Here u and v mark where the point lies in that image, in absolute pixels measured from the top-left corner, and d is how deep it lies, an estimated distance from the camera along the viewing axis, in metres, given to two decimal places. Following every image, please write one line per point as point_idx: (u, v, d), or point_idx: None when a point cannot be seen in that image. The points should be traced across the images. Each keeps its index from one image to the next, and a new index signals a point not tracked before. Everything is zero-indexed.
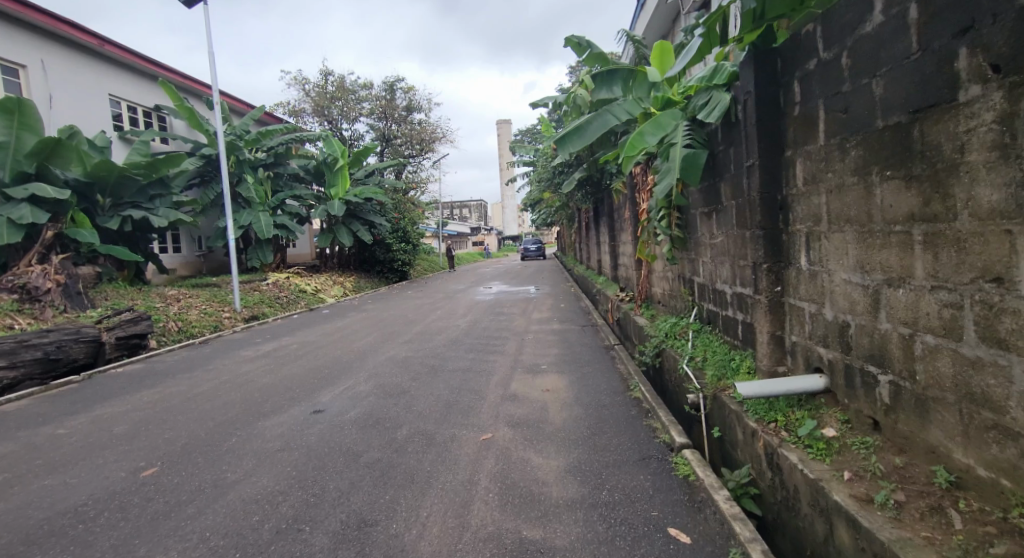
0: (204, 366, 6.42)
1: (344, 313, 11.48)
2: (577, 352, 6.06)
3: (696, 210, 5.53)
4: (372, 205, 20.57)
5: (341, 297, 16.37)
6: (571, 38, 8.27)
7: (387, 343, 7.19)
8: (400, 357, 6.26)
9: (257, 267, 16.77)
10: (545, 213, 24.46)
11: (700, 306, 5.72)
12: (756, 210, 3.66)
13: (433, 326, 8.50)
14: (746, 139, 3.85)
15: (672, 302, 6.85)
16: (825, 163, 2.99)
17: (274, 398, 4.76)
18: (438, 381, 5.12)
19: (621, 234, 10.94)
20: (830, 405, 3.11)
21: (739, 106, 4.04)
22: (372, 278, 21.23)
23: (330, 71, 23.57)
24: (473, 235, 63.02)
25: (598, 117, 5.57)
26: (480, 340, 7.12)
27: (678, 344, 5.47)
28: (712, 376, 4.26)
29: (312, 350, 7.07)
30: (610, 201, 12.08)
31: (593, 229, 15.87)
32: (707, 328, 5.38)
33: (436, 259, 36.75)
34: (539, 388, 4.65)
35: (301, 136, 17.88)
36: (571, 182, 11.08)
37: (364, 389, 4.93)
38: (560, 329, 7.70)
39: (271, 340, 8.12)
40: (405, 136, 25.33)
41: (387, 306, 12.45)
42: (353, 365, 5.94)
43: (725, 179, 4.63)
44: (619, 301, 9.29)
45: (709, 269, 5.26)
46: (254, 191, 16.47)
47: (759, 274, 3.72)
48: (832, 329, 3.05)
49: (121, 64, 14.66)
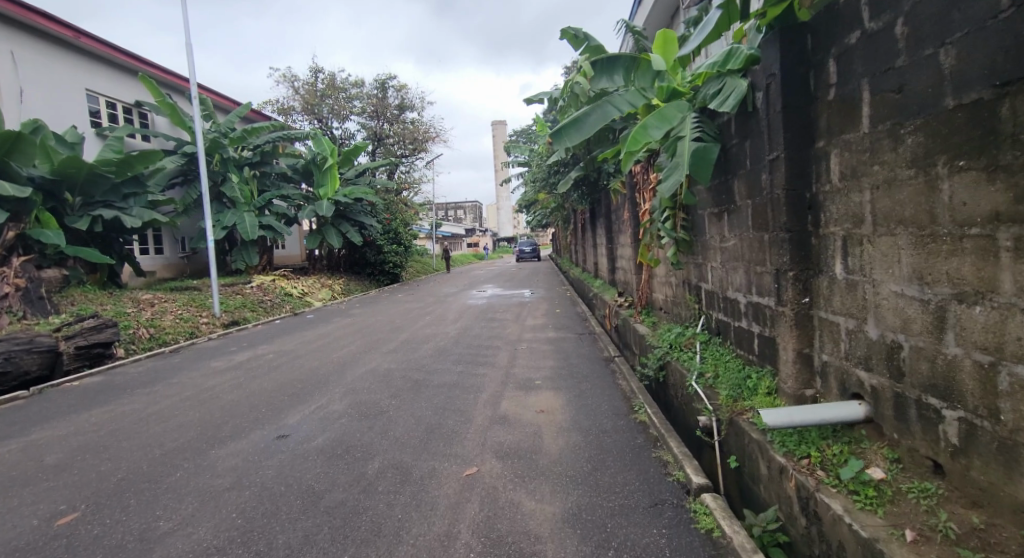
0: (167, 379, 5.88)
1: (329, 318, 10.95)
2: (574, 365, 5.57)
3: (704, 211, 5.08)
4: (363, 205, 20.06)
5: (329, 300, 15.84)
6: (568, 29, 7.81)
7: (369, 354, 6.68)
8: (382, 370, 5.75)
9: (242, 269, 16.20)
10: (539, 214, 24.06)
11: (707, 315, 5.27)
12: (780, 210, 3.21)
13: (421, 334, 7.99)
14: (768, 130, 3.39)
15: (676, 310, 6.40)
16: (870, 155, 2.53)
17: (235, 419, 4.25)
18: (420, 399, 4.62)
19: (619, 236, 10.49)
20: (873, 438, 2.65)
21: (760, 93, 3.58)
22: (362, 281, 20.68)
23: (320, 68, 23.08)
24: (467, 237, 62.53)
25: (597, 109, 5.10)
26: (470, 350, 6.61)
27: (685, 358, 5.01)
28: (727, 397, 3.79)
29: (288, 360, 6.55)
30: (608, 202, 11.63)
31: (589, 231, 15.43)
32: (716, 340, 4.93)
33: (429, 260, 36.23)
34: (532, 409, 4.17)
35: (289, 134, 17.35)
36: (567, 182, 10.65)
37: (337, 408, 4.42)
38: (555, 338, 7.21)
39: (246, 349, 7.58)
40: (397, 136, 24.85)
41: (375, 311, 11.93)
42: (330, 379, 5.43)
43: (739, 176, 4.17)
44: (618, 307, 8.84)
45: (720, 275, 4.80)
46: (239, 191, 15.93)
47: (783, 283, 3.26)
48: (877, 350, 2.59)
49: (98, 57, 14.11)
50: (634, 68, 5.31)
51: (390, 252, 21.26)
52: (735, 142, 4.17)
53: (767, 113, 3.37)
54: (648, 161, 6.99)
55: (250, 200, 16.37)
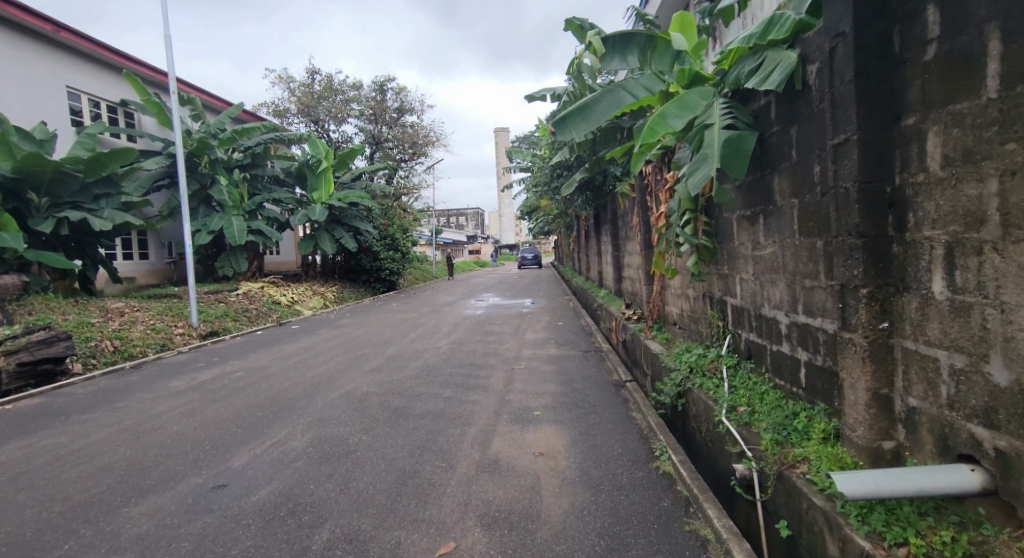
0: (114, 402, 5.15)
1: (315, 329, 10.22)
2: (579, 391, 4.82)
3: (732, 213, 4.36)
4: (358, 210, 19.40)
5: (321, 309, 15.14)
6: (573, 20, 7.15)
7: (349, 373, 5.94)
8: (358, 394, 5.01)
9: (230, 275, 15.50)
10: (541, 221, 23.42)
11: (734, 335, 4.55)
12: (851, 208, 2.48)
13: (409, 350, 7.25)
14: (829, 108, 2.68)
15: (694, 327, 5.67)
16: (1002, 127, 1.81)
17: (170, 460, 3.51)
18: (396, 434, 3.88)
19: (626, 244, 9.78)
20: (999, 522, 1.90)
21: (816, 66, 2.88)
22: (358, 289, 19.99)
23: (318, 70, 22.55)
24: (468, 244, 61.91)
25: (608, 94, 4.39)
26: (461, 370, 5.87)
27: (710, 386, 4.27)
28: (770, 442, 3.06)
29: (257, 380, 5.81)
30: (615, 208, 10.93)
31: (593, 237, 14.78)
32: (747, 365, 4.19)
33: (429, 267, 35.56)
34: (530, 451, 3.43)
35: (281, 136, 16.73)
36: (571, 185, 9.97)
37: (296, 446, 3.69)
38: (557, 357, 6.46)
39: (214, 366, 6.84)
40: (396, 139, 24.29)
41: (365, 321, 11.20)
42: (297, 405, 4.71)
43: (782, 170, 3.46)
44: (626, 321, 8.11)
45: (753, 289, 4.07)
46: (228, 195, 15.30)
47: (852, 303, 2.53)
48: (1008, 400, 1.85)
49: (81, 54, 13.57)
50: (651, 49, 4.62)
51: (386, 258, 20.56)
52: (777, 129, 3.47)
53: (829, 86, 2.66)
54: (663, 160, 6.30)
55: (240, 204, 15.74)
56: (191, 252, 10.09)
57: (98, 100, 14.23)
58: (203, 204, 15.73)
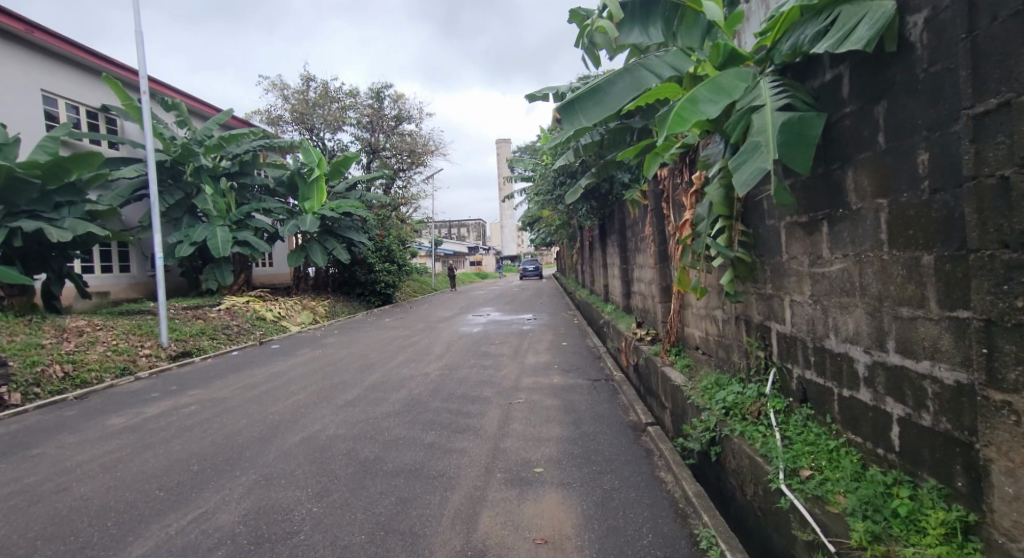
0: (32, 446, 4.30)
1: (296, 350, 9.38)
2: (590, 437, 3.94)
3: (781, 220, 3.55)
4: (353, 220, 18.64)
5: (310, 325, 14.32)
6: (577, 11, 6.38)
7: (318, 408, 5.08)
8: (321, 440, 4.14)
9: (215, 289, 14.69)
10: (543, 232, 22.65)
11: (781, 369, 3.70)
12: (1013, 207, 1.64)
13: (394, 377, 6.40)
14: (962, 63, 1.85)
15: (723, 354, 4.84)
16: None
17: (55, 543, 2.66)
18: (358, 504, 3.00)
19: (637, 256, 8.97)
20: None
21: (936, 12, 2.07)
22: (352, 302, 19.16)
23: (313, 77, 21.95)
24: (469, 255, 61.14)
25: (625, 74, 3.60)
26: (450, 405, 5.01)
27: (757, 436, 3.40)
28: (863, 533, 2.18)
29: (210, 417, 4.96)
30: (623, 217, 10.14)
31: (599, 248, 13.96)
32: (803, 410, 3.33)
33: (428, 280, 34.80)
34: (529, 537, 2.57)
35: (272, 143, 16.04)
36: (576, 192, 9.18)
37: (225, 521, 2.83)
38: (562, 387, 5.59)
39: (170, 396, 5.99)
40: (393, 148, 23.62)
41: (352, 340, 10.34)
42: (245, 455, 3.85)
43: (860, 163, 2.63)
44: (639, 343, 7.29)
45: (811, 315, 3.23)
46: (214, 204, 14.56)
47: (1010, 349, 1.68)
48: None
49: (57, 56, 12.92)
50: (678, 19, 3.82)
51: (382, 271, 19.77)
52: (853, 109, 2.64)
53: (960, 33, 1.84)
54: (684, 161, 5.51)
55: (226, 214, 15.00)
56: (162, 265, 9.29)
57: (75, 104, 13.57)
58: (187, 214, 14.98)
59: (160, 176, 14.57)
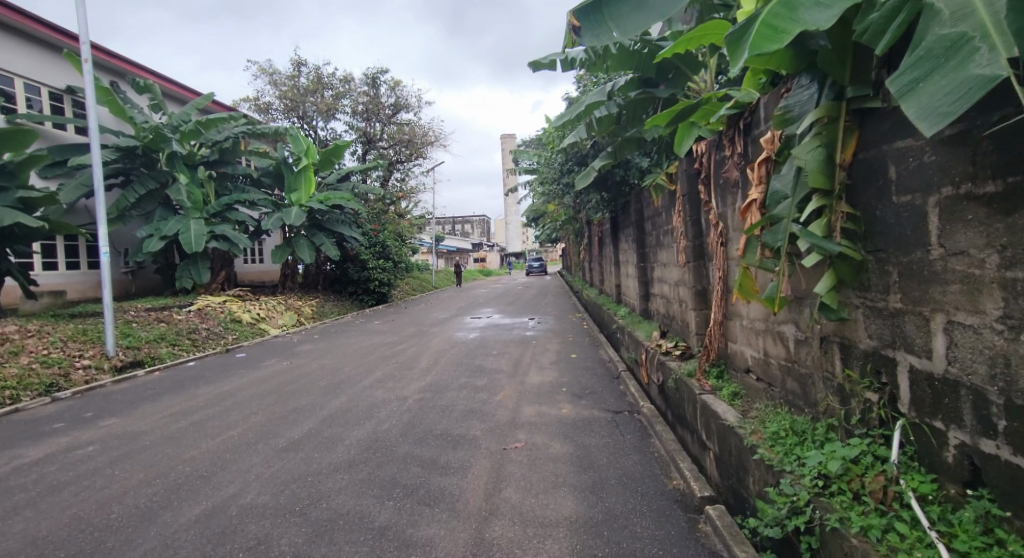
0: None
1: (263, 360, 8.12)
2: (619, 525, 2.64)
3: (928, 194, 2.23)
4: (344, 214, 17.42)
5: (293, 327, 13.11)
6: None
7: (247, 455, 3.79)
8: (226, 518, 2.84)
9: (189, 287, 13.46)
10: (548, 228, 21.30)
11: (916, 426, 2.39)
12: None
13: (361, 404, 5.11)
14: None
15: (799, 387, 3.54)
16: None
17: None
18: None
19: (660, 252, 7.66)
20: None
21: None
22: (344, 301, 17.89)
23: (305, 62, 20.60)
24: (472, 252, 59.67)
25: None
26: (423, 452, 3.73)
27: (896, 543, 2.08)
28: None
29: (99, 468, 3.68)
30: (641, 207, 8.83)
31: (610, 244, 12.67)
32: (981, 503, 2.02)
33: (429, 277, 33.61)
34: None
35: (255, 129, 14.84)
36: (589, 176, 7.80)
37: None
38: (576, 423, 4.29)
39: (76, 427, 4.74)
40: (390, 138, 22.36)
41: (330, 348, 9.06)
42: (102, 548, 2.57)
43: None
44: (667, 360, 5.98)
45: (1003, 351, 1.91)
46: (188, 195, 13.34)
47: None
48: None
49: (12, 30, 11.76)
50: None
51: (376, 268, 18.53)
52: None
53: None
54: (735, 128, 4.22)
55: (202, 206, 13.78)
56: (106, 262, 8.01)
57: (35, 84, 12.41)
58: (162, 205, 13.78)
59: (131, 164, 13.37)
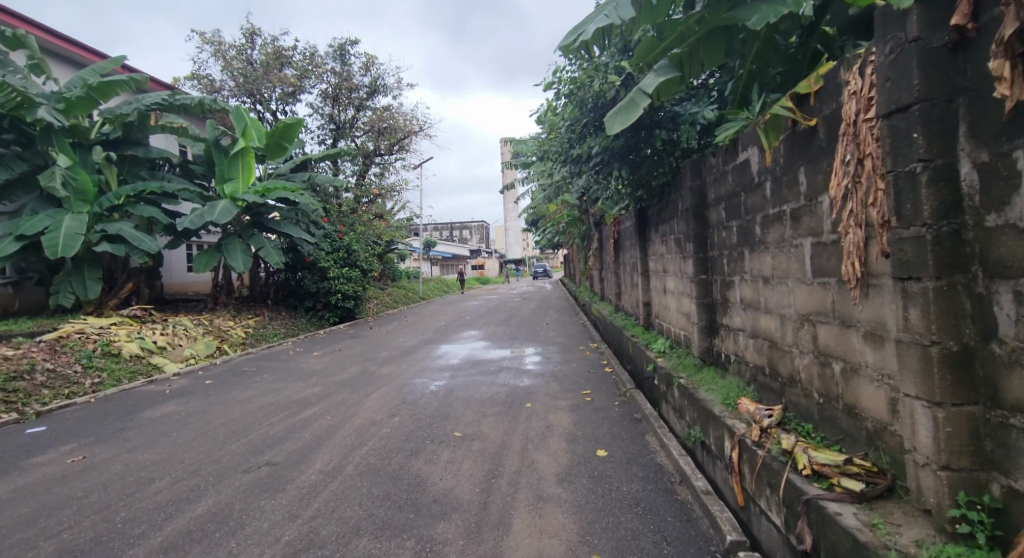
0: None
1: (60, 442, 4.69)
2: None
3: None
4: (295, 211, 14.07)
5: (205, 358, 9.66)
6: None
7: None
8: None
9: (69, 306, 10.20)
10: (549, 231, 18.07)
11: None
12: None
13: None
14: None
15: None
16: None
17: None
18: None
19: (756, 258, 4.29)
20: None
21: None
22: (297, 320, 14.48)
23: (260, 32, 17.41)
24: (468, 258, 56.26)
25: None
26: None
27: None
28: None
29: None
30: (700, 184, 5.54)
31: (633, 247, 9.32)
32: None
33: (417, 286, 30.35)
34: None
35: (172, 100, 11.48)
36: (633, 108, 4.05)
37: None
38: None
39: None
40: (366, 125, 19.17)
41: (203, 411, 5.63)
42: None
43: None
44: (829, 507, 2.58)
45: None
46: (67, 182, 9.94)
47: None
48: None
49: None
50: None
51: (338, 279, 15.10)
52: None
53: None
54: None
55: (94, 197, 10.46)
56: None
57: None
58: (39, 196, 10.47)
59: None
